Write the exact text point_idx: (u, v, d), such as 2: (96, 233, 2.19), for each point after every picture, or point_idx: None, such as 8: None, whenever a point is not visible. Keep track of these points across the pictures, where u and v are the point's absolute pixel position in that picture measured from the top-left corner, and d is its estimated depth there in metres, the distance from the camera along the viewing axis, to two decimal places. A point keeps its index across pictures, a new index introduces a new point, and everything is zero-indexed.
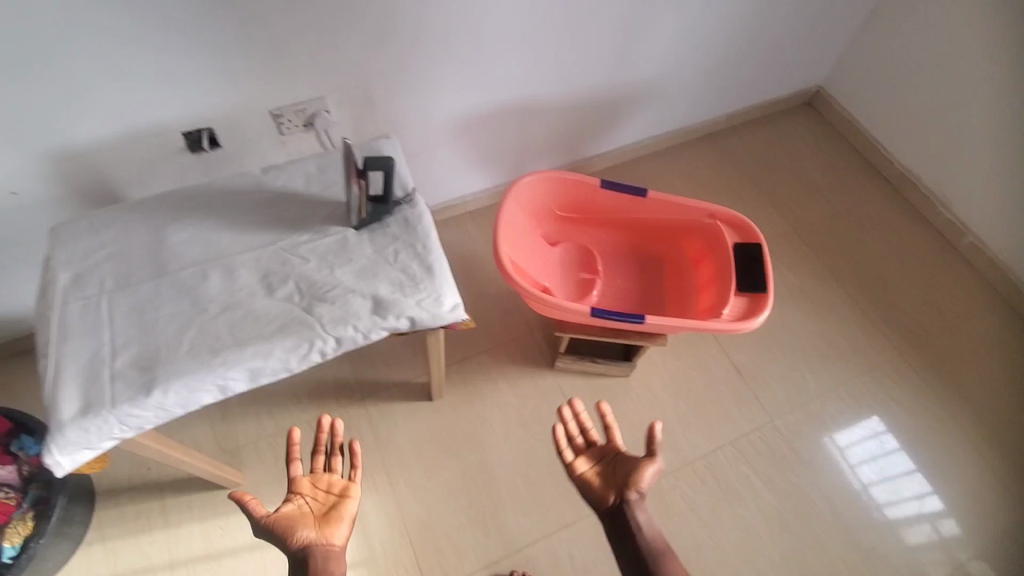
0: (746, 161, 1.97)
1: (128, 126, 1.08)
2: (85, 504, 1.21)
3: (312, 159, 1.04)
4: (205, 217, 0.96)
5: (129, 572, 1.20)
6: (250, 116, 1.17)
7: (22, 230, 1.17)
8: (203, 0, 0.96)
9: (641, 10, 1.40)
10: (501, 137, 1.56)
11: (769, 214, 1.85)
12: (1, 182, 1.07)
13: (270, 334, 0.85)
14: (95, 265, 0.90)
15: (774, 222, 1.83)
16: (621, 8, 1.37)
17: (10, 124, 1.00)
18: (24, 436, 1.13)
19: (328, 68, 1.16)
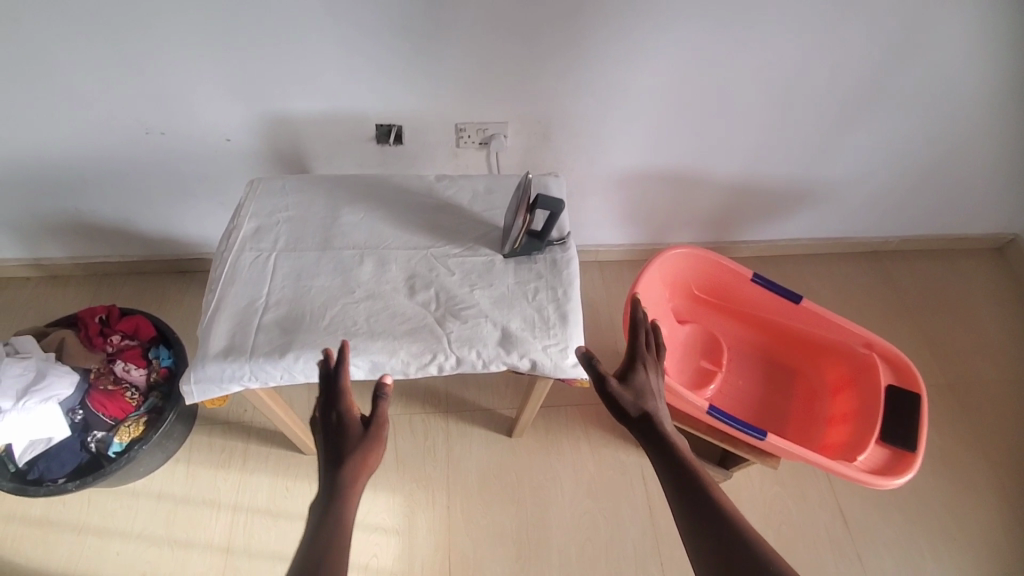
0: (908, 292, 1.78)
1: (334, 108, 1.19)
2: (186, 424, 1.31)
3: (482, 179, 1.07)
4: (376, 207, 1.02)
5: (200, 499, 1.28)
6: (436, 124, 1.25)
7: (221, 173, 1.32)
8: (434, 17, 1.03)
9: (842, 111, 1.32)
10: (656, 201, 1.53)
11: (923, 357, 1.64)
12: (221, 129, 1.22)
13: (400, 334, 0.88)
14: (275, 223, 0.99)
15: (927, 368, 1.62)
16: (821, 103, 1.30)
17: (245, 84, 1.13)
18: (161, 347, 1.28)
19: (520, 97, 1.20)
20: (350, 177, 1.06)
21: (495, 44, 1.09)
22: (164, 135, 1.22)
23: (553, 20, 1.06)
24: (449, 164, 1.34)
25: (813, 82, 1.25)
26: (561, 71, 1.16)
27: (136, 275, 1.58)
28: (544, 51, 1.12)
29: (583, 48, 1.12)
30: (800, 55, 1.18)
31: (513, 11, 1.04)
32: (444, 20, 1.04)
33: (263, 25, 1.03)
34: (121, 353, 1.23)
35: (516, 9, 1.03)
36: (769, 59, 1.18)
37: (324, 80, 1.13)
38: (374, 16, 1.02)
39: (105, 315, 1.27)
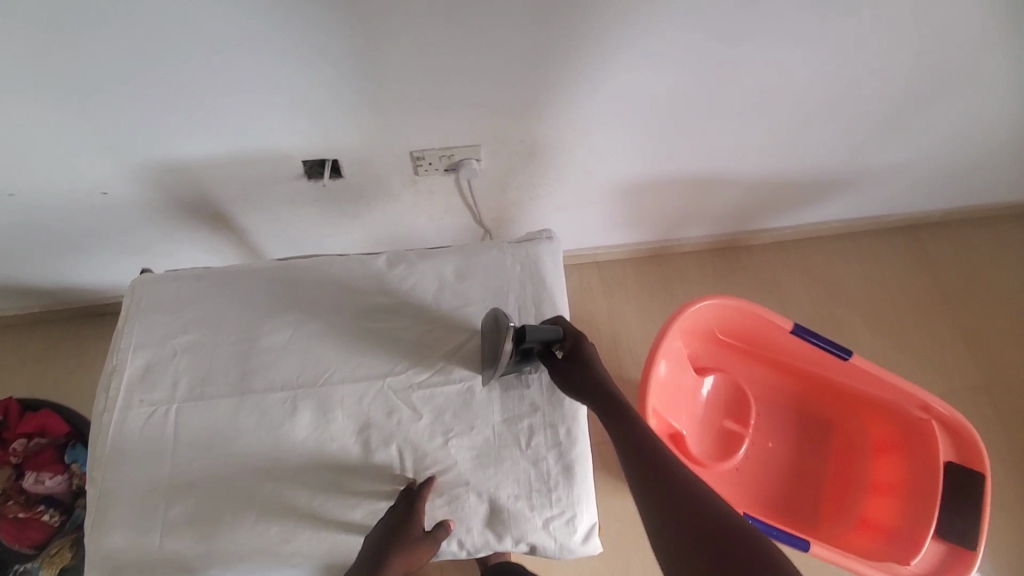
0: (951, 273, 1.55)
1: (241, 147, 0.87)
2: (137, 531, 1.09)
3: (450, 257, 0.80)
4: (308, 317, 0.75)
5: None
6: (384, 152, 0.93)
7: (110, 227, 1.01)
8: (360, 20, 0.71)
9: (913, 89, 1.02)
10: (666, 204, 1.25)
11: (963, 355, 1.46)
12: (91, 182, 0.90)
13: (359, 525, 0.68)
14: (172, 356, 0.72)
15: (967, 369, 1.44)
16: (888, 82, 0.99)
17: (107, 125, 0.80)
18: (79, 448, 1.04)
19: (493, 112, 0.89)
20: (268, 267, 0.77)
21: (452, 51, 0.77)
22: (16, 195, 0.90)
23: (531, 14, 0.74)
24: (407, 192, 1.04)
25: (881, 61, 0.94)
26: (546, 76, 0.85)
27: (42, 327, 1.31)
28: (521, 54, 0.80)
29: (575, 47, 0.80)
30: (870, 31, 0.87)
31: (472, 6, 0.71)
32: (375, 26, 0.72)
33: (106, 50, 0.70)
34: (29, 464, 1.01)
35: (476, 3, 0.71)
36: (828, 36, 0.86)
37: (220, 114, 0.81)
38: (271, 27, 0.70)
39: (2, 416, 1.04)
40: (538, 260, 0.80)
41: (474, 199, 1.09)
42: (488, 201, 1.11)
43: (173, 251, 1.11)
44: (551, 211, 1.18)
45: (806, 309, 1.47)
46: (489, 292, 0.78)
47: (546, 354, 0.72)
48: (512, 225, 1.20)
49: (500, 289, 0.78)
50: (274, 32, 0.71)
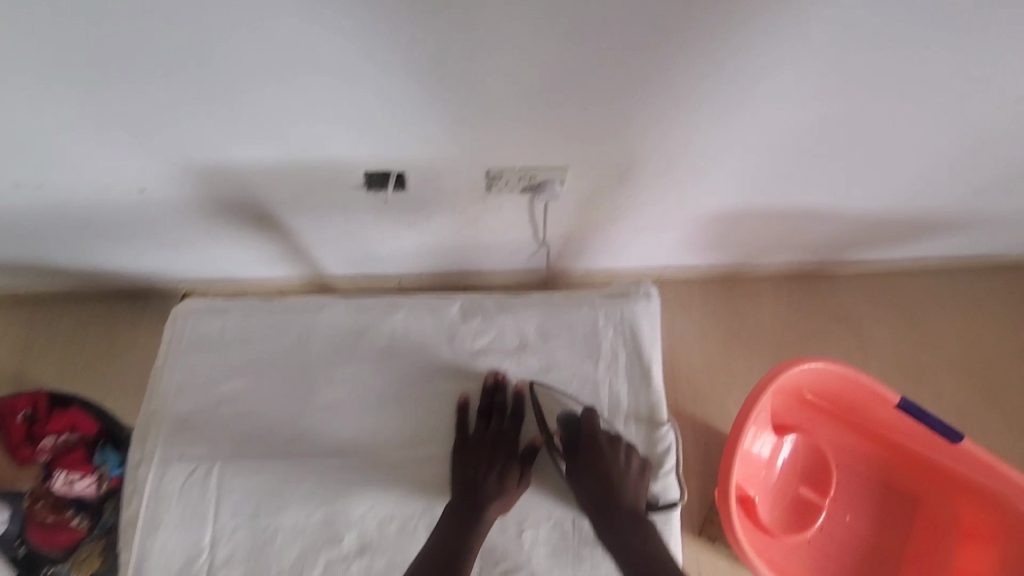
0: None
1: (297, 155, 0.77)
2: None
3: (533, 311, 0.69)
4: (368, 371, 0.66)
5: None
6: (456, 168, 0.82)
7: (147, 222, 0.92)
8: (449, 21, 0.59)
9: None
10: (752, 235, 1.12)
11: None
12: (129, 179, 0.80)
13: None
14: (215, 406, 0.64)
15: None
16: None
17: (149, 122, 0.70)
18: (108, 450, 1.00)
19: (589, 131, 0.77)
20: (327, 307, 0.68)
21: (557, 62, 0.65)
22: (44, 186, 0.81)
23: (655, 23, 0.61)
24: (474, 209, 0.93)
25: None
26: (658, 95, 0.72)
27: (69, 309, 1.24)
28: (636, 69, 0.67)
29: (701, 64, 0.67)
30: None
31: (594, 10, 0.59)
32: (477, 28, 0.60)
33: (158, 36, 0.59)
34: (58, 463, 0.97)
35: (598, 7, 0.59)
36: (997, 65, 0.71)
37: (277, 118, 0.70)
38: (354, 21, 0.59)
39: (31, 411, 1.01)
40: (634, 325, 0.69)
41: (546, 220, 0.98)
42: (561, 221, 0.99)
43: (213, 246, 1.02)
44: (626, 234, 1.06)
45: (888, 350, 1.33)
46: (576, 356, 0.68)
47: (573, 453, 0.62)
48: (581, 243, 1.08)
49: (588, 355, 0.68)
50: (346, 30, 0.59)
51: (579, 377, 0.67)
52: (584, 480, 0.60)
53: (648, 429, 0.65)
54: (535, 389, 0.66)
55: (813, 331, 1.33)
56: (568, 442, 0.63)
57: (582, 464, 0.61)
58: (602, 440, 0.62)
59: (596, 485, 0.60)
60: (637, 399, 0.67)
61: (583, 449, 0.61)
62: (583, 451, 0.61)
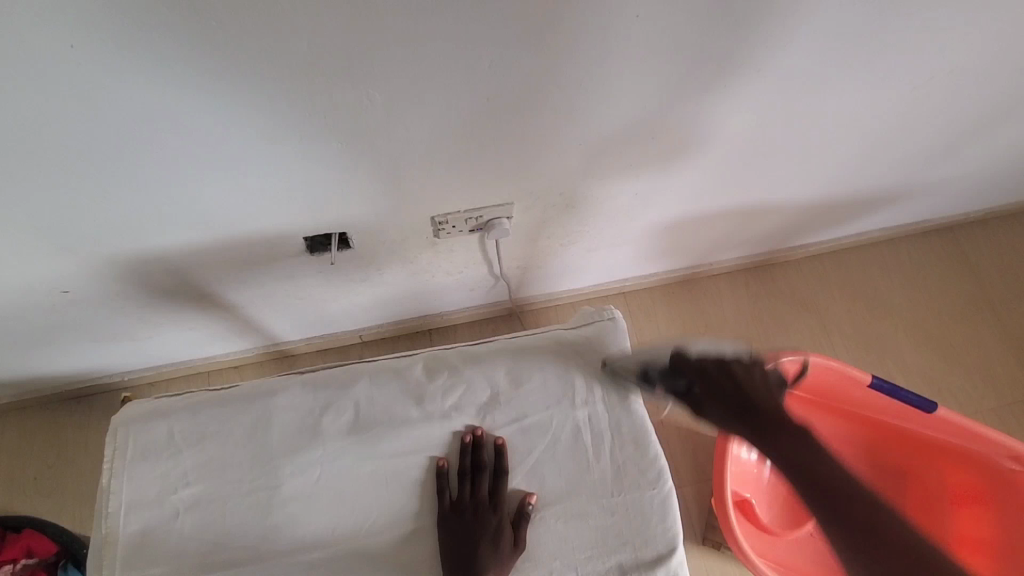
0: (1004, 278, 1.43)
1: (230, 230, 0.73)
2: None
3: (500, 357, 0.67)
4: (337, 450, 0.62)
5: None
6: (400, 219, 0.79)
7: (76, 320, 0.86)
8: (365, 77, 0.57)
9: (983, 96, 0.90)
10: (705, 236, 1.13)
11: None
12: (50, 281, 0.75)
13: None
14: (173, 517, 0.59)
15: None
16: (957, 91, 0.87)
17: (61, 221, 0.66)
18: (71, 569, 0.96)
19: (529, 164, 0.76)
20: (282, 388, 0.64)
21: (485, 103, 0.64)
22: None
23: (575, 53, 0.61)
24: (426, 255, 0.90)
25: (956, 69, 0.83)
26: (592, 121, 0.72)
27: (4, 421, 1.14)
28: (564, 99, 0.67)
29: (627, 85, 0.67)
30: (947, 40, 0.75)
31: (514, 49, 0.58)
32: (397, 81, 0.58)
33: (57, 133, 0.56)
34: None
35: (516, 46, 0.58)
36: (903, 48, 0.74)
37: (201, 198, 0.67)
38: (266, 91, 0.56)
39: None
40: (606, 355, 0.67)
41: (501, 254, 0.96)
42: (516, 253, 0.97)
43: (155, 332, 0.96)
44: (584, 255, 1.05)
45: (851, 325, 1.37)
46: (552, 397, 0.66)
47: (693, 397, 0.71)
48: (540, 270, 1.07)
49: (565, 394, 0.66)
50: (259, 99, 0.56)
51: (557, 418, 0.65)
52: (712, 394, 0.69)
53: (633, 457, 0.64)
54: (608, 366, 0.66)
55: (778, 319, 1.35)
56: (673, 386, 0.71)
57: (710, 395, 0.69)
58: (708, 367, 0.70)
59: (726, 409, 0.69)
60: (619, 430, 0.65)
61: (704, 380, 0.70)
62: (696, 390, 0.71)
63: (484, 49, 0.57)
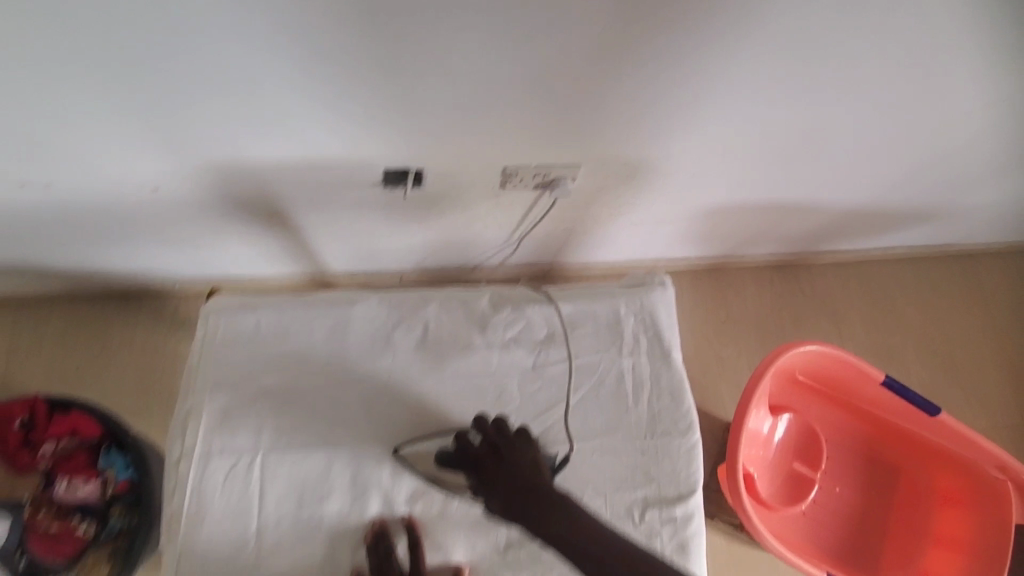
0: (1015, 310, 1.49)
1: (319, 152, 0.78)
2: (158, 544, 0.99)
3: (558, 302, 0.72)
4: (404, 364, 0.68)
5: None
6: (474, 165, 0.84)
7: (153, 221, 0.91)
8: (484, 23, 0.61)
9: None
10: (741, 227, 1.18)
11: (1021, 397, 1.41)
12: (142, 177, 0.79)
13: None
14: (253, 402, 0.65)
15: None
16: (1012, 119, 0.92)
17: (173, 121, 0.70)
18: (114, 453, 0.96)
19: (602, 131, 0.81)
20: (359, 302, 0.69)
21: (580, 66, 0.69)
22: (52, 186, 0.79)
23: (678, 30, 0.65)
24: (486, 205, 0.95)
25: (1013, 98, 0.87)
26: (672, 95, 0.76)
27: (57, 312, 1.20)
28: (650, 72, 0.71)
29: (715, 67, 0.72)
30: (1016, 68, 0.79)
31: (624, 15, 0.62)
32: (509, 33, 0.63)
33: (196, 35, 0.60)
34: (61, 469, 0.95)
35: (628, 13, 0.62)
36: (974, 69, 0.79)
37: (305, 117, 0.71)
38: (391, 24, 0.60)
39: (28, 417, 0.95)
40: (654, 312, 0.73)
41: (553, 214, 1.01)
42: (568, 216, 1.02)
43: (218, 244, 1.02)
44: (627, 228, 1.10)
45: (862, 334, 1.42)
46: (602, 344, 0.72)
47: None
48: (583, 237, 1.12)
49: (613, 343, 0.72)
50: (384, 30, 0.61)
51: (605, 363, 0.71)
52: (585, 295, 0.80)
53: (668, 407, 0.70)
54: (401, 452, 0.65)
55: (795, 319, 1.41)
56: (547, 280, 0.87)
57: None
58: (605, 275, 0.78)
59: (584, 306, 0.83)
60: (658, 381, 0.71)
61: None
62: None
63: (595, 14, 0.62)
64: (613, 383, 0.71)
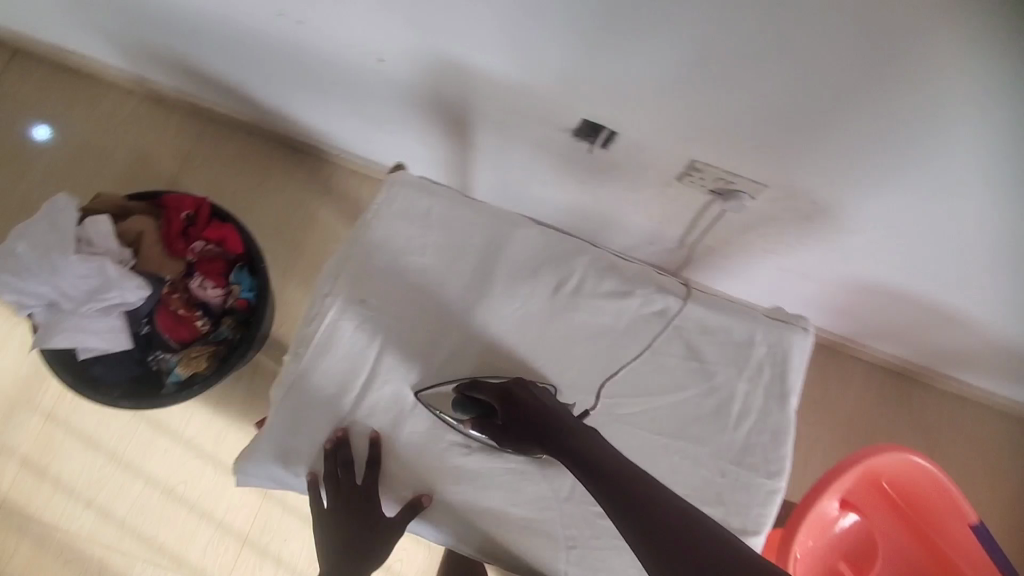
0: None
1: (535, 81, 0.81)
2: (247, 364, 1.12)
3: (698, 304, 0.73)
4: (540, 298, 0.71)
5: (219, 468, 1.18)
6: (663, 149, 0.85)
7: (358, 87, 0.99)
8: (756, 25, 0.61)
9: None
10: (883, 312, 1.12)
11: None
12: (375, 47, 0.86)
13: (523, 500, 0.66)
14: (402, 272, 0.71)
15: None
16: None
17: (428, 9, 0.75)
18: (244, 272, 1.08)
19: (806, 165, 0.79)
20: (522, 226, 0.73)
21: (824, 94, 0.67)
22: (300, 26, 0.88)
23: (946, 100, 0.62)
24: (651, 190, 0.96)
25: None
26: (897, 160, 0.73)
27: (235, 136, 1.32)
28: (891, 131, 0.68)
29: (961, 150, 0.68)
30: None
31: (897, 68, 0.60)
32: (779, 40, 0.61)
33: None
34: (200, 267, 1.06)
35: (901, 69, 0.60)
36: None
37: (541, 46, 0.75)
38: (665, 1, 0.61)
39: (193, 213, 1.07)
40: (788, 351, 0.72)
41: (708, 224, 1.00)
42: (720, 232, 1.01)
43: (397, 129, 1.09)
44: (770, 267, 1.07)
45: (955, 477, 1.32)
46: (727, 360, 0.71)
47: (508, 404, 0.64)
48: (722, 258, 1.10)
49: (737, 362, 0.71)
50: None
51: (722, 378, 0.71)
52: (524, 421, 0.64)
53: (766, 446, 0.69)
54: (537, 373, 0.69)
55: (889, 430, 1.33)
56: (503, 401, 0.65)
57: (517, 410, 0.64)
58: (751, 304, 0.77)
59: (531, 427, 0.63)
60: (765, 419, 0.70)
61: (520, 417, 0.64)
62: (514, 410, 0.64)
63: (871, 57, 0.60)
64: (723, 399, 0.70)
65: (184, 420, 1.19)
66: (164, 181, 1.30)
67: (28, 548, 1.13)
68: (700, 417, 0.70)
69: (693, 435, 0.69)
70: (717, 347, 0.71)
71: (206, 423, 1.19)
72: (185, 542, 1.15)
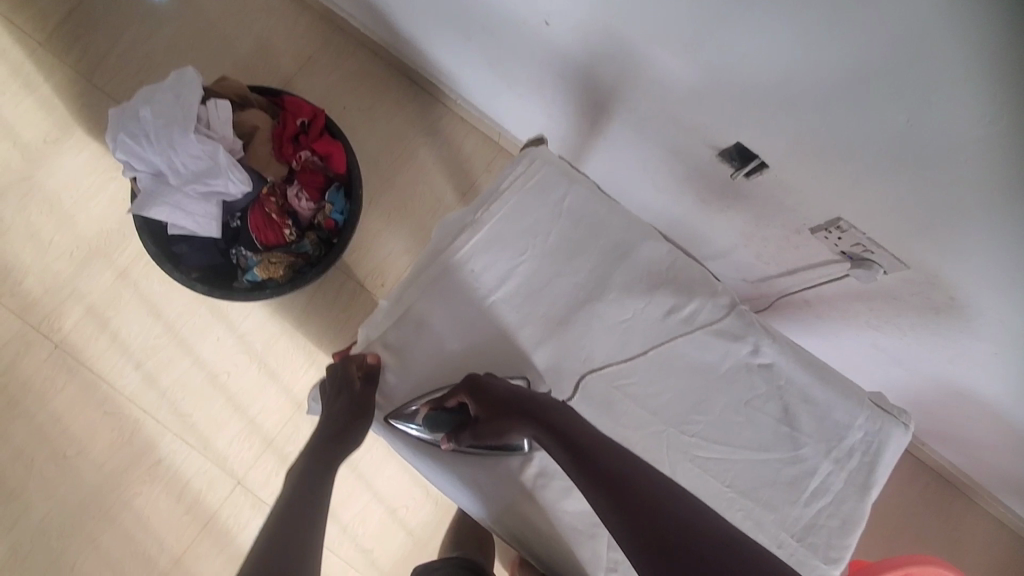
0: None
1: (701, 93, 0.76)
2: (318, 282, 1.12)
3: (806, 370, 0.69)
4: (648, 318, 0.69)
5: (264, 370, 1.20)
6: (810, 196, 0.80)
7: (509, 42, 0.95)
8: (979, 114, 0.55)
9: None
10: (964, 419, 1.07)
11: None
12: (545, 9, 0.82)
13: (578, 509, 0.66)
14: (520, 251, 0.69)
15: None
16: None
17: None
18: (340, 193, 1.07)
19: (958, 261, 0.73)
20: (651, 239, 0.70)
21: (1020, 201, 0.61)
22: None
23: None
24: (776, 231, 0.91)
25: None
26: None
27: (359, 52, 1.30)
28: None
29: None
30: None
31: None
32: (998, 139, 0.56)
33: None
34: (301, 177, 1.05)
35: None
36: None
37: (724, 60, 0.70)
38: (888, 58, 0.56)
39: (308, 122, 1.05)
40: (884, 445, 0.68)
41: (820, 281, 0.95)
42: (828, 292, 0.96)
43: (529, 93, 1.05)
44: (865, 341, 1.03)
45: None
46: (819, 434, 0.68)
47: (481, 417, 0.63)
48: (818, 317, 1.06)
49: (829, 441, 0.68)
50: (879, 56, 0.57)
51: (808, 451, 0.68)
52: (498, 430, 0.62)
53: (833, 532, 0.67)
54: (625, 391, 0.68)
55: (918, 531, 1.29)
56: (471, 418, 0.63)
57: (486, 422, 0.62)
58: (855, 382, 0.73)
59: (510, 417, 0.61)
60: (841, 506, 0.67)
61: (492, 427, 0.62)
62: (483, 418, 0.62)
63: None
64: (803, 472, 0.68)
65: (243, 315, 1.21)
66: (281, 78, 1.29)
67: (73, 391, 1.17)
68: (775, 484, 0.67)
69: (763, 500, 0.67)
70: (812, 419, 0.68)
71: (262, 323, 1.21)
72: (214, 428, 1.18)
